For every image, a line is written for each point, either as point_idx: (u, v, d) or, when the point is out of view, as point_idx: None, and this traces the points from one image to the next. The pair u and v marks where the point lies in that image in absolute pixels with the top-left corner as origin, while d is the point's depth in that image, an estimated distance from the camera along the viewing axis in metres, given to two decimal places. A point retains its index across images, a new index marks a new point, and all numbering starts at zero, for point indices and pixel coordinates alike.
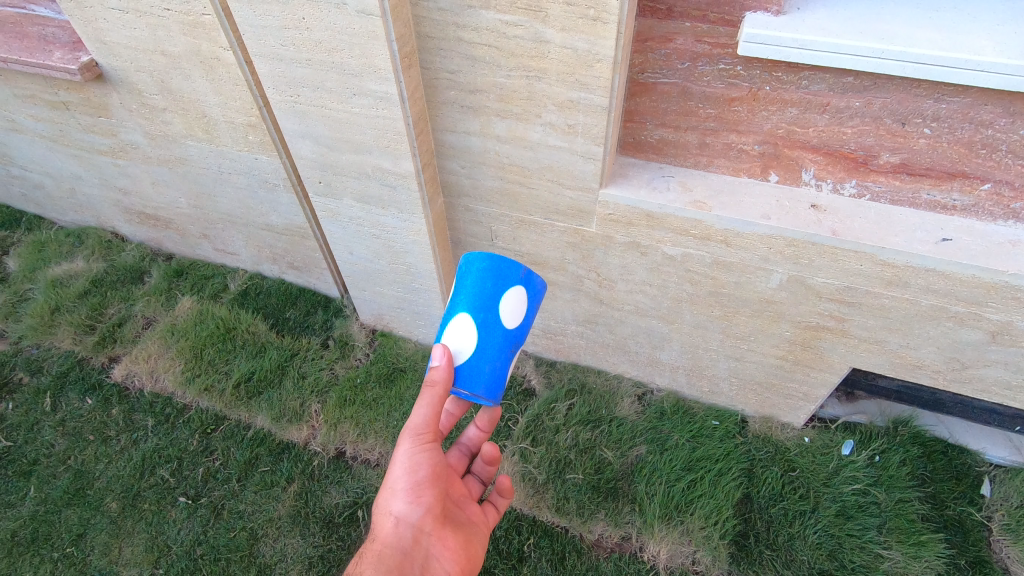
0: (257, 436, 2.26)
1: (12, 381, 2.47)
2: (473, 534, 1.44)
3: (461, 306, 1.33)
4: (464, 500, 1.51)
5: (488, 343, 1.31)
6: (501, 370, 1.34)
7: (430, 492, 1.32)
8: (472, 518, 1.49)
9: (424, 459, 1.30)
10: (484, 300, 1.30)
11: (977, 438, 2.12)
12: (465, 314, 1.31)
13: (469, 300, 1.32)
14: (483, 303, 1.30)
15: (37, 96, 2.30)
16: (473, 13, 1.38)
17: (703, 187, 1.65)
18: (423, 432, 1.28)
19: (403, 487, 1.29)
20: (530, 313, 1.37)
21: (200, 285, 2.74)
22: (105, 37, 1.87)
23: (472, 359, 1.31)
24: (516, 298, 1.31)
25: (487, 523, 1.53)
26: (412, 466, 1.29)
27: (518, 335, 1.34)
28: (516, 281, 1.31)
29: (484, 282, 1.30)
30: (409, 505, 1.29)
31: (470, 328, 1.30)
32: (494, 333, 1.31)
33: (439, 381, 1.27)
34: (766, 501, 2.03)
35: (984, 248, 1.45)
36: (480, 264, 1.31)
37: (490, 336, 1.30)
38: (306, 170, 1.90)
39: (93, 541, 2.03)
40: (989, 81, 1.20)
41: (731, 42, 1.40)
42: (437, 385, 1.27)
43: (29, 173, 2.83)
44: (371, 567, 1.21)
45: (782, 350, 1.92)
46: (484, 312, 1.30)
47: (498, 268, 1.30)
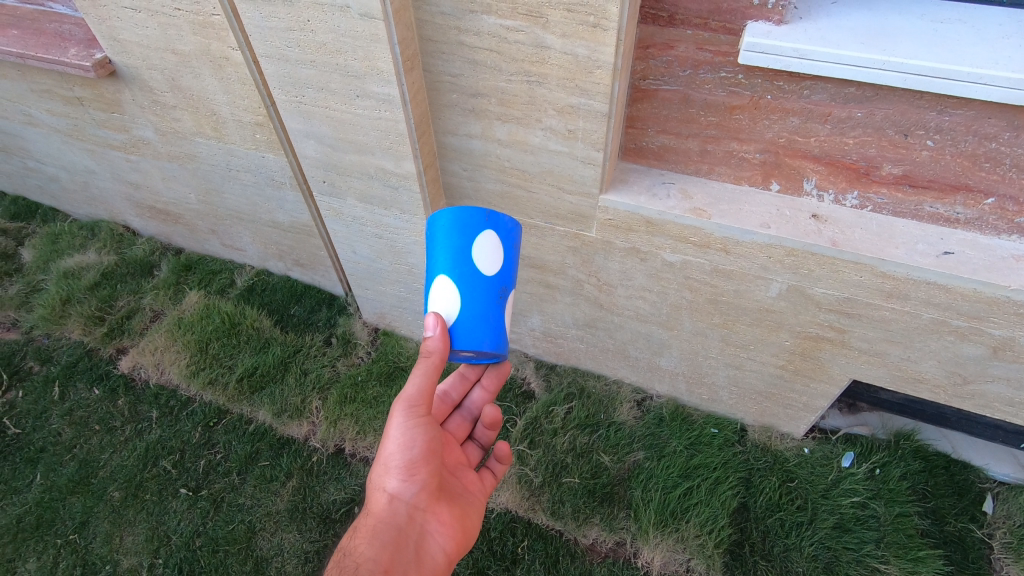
0: (258, 431, 2.29)
1: (23, 369, 2.53)
2: (467, 504, 1.46)
3: (438, 272, 1.31)
4: (459, 469, 1.53)
5: (475, 294, 1.29)
6: (495, 317, 1.31)
7: (425, 470, 1.32)
8: (467, 487, 1.52)
9: (419, 435, 1.30)
10: (456, 252, 1.28)
11: (981, 454, 2.09)
12: (445, 276, 1.29)
13: (445, 260, 1.30)
14: (455, 256, 1.29)
15: (53, 91, 2.36)
16: (475, 18, 1.39)
17: (703, 195, 1.65)
18: (417, 404, 1.28)
19: (397, 464, 1.29)
20: (510, 255, 1.34)
21: (208, 279, 2.78)
22: (118, 35, 1.91)
23: (465, 316, 1.28)
24: (486, 241, 1.29)
25: (483, 490, 1.57)
26: (406, 443, 1.29)
27: (501, 278, 1.32)
28: (484, 225, 1.29)
29: (452, 237, 1.28)
30: (403, 483, 1.30)
31: (452, 287, 1.29)
32: (477, 282, 1.29)
33: (435, 350, 1.24)
34: (763, 512, 2.02)
35: (987, 262, 1.44)
36: (446, 222, 1.29)
37: (474, 287, 1.29)
38: (311, 169, 1.92)
39: (96, 529, 2.07)
40: (991, 94, 1.19)
41: (732, 50, 1.40)
42: (432, 355, 1.23)
43: (45, 167, 2.89)
44: (366, 544, 1.23)
45: (781, 359, 1.91)
46: (460, 266, 1.28)
47: (462, 219, 1.28)
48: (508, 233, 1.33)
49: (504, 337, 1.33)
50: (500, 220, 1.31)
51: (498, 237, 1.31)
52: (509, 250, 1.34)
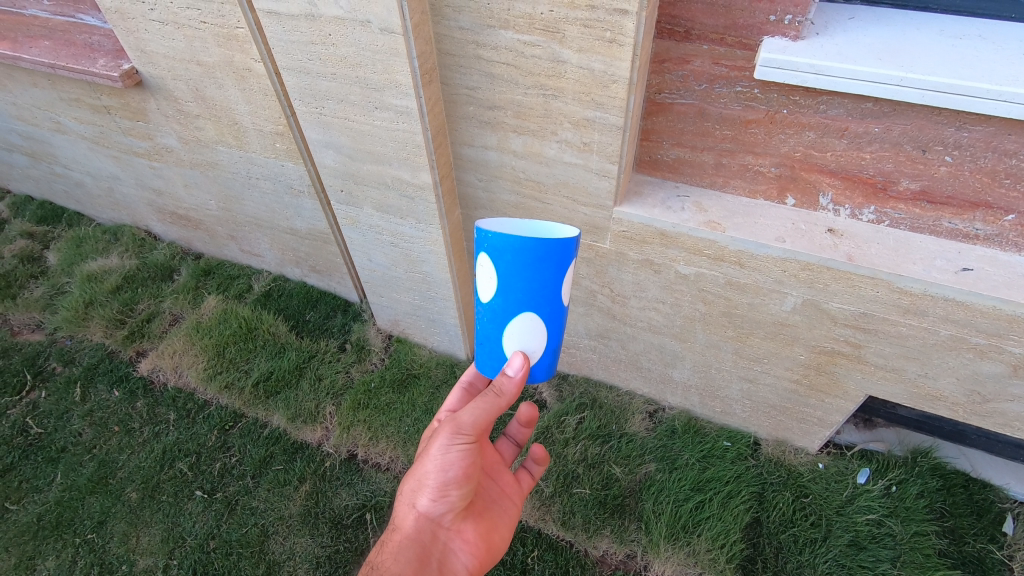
0: (272, 434, 2.32)
1: (46, 370, 2.59)
2: (500, 514, 1.46)
3: (518, 305, 1.19)
4: (497, 470, 1.52)
5: (559, 328, 1.25)
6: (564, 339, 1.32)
7: (457, 492, 1.29)
8: (504, 491, 1.51)
9: (457, 460, 1.25)
10: (547, 291, 1.17)
11: (1000, 473, 2.05)
12: (530, 314, 1.20)
13: (532, 296, 1.18)
14: (547, 294, 1.18)
15: (81, 100, 2.42)
16: (493, 33, 1.41)
17: (718, 208, 1.65)
18: (466, 431, 1.23)
19: (431, 486, 1.27)
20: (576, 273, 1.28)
21: (226, 284, 2.83)
22: (145, 47, 1.96)
23: (547, 351, 1.26)
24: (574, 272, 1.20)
25: (521, 492, 1.57)
26: (442, 469, 1.25)
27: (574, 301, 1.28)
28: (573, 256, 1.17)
29: (543, 274, 1.15)
30: (434, 503, 1.29)
31: (540, 325, 1.21)
32: (562, 317, 1.24)
33: (510, 391, 1.21)
34: (775, 527, 1.99)
35: (1007, 279, 1.42)
36: (533, 251, 1.12)
37: (558, 321, 1.24)
38: (329, 178, 1.96)
39: (113, 529, 2.10)
40: (1013, 110, 1.18)
41: (748, 65, 1.40)
42: (503, 400, 1.21)
43: (71, 172, 2.97)
44: (391, 559, 1.26)
45: (796, 373, 1.89)
46: (551, 306, 1.20)
47: (554, 253, 1.12)
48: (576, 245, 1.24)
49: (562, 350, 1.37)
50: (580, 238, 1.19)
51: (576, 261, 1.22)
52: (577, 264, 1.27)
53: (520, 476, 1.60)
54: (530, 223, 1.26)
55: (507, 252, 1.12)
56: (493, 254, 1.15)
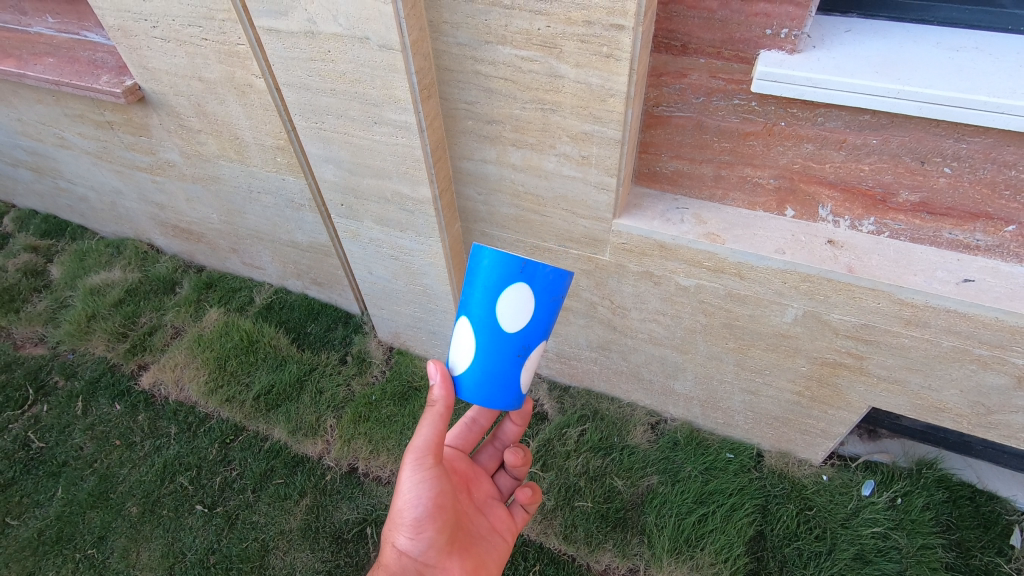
0: (273, 448, 2.31)
1: (48, 384, 2.59)
2: (487, 550, 1.45)
3: (463, 308, 1.25)
4: (488, 505, 1.53)
5: (492, 350, 1.21)
6: (508, 376, 1.24)
7: (433, 526, 1.28)
8: (493, 526, 1.51)
9: (425, 490, 1.25)
10: (482, 300, 1.19)
11: (1007, 485, 2.03)
12: (465, 320, 1.23)
13: (470, 302, 1.22)
14: (481, 305, 1.19)
15: (85, 115, 2.45)
16: (491, 49, 1.42)
17: (718, 220, 1.65)
18: (424, 456, 1.22)
19: (405, 522, 1.25)
20: (542, 310, 1.19)
21: (228, 297, 2.84)
22: (148, 64, 1.98)
23: (475, 371, 1.23)
24: (517, 296, 1.16)
25: (512, 528, 1.56)
26: (413, 500, 1.25)
27: (526, 336, 1.20)
28: (516, 276, 1.15)
29: (482, 283, 1.18)
30: (413, 540, 1.27)
31: (470, 334, 1.22)
32: (497, 340, 1.20)
33: (439, 399, 1.20)
34: (780, 540, 1.97)
35: (1009, 290, 1.41)
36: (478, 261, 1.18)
37: (491, 341, 1.20)
38: (329, 193, 1.97)
39: (113, 544, 2.09)
40: (1011, 122, 1.18)
41: (745, 79, 1.41)
42: (437, 406, 1.20)
43: (75, 187, 2.99)
44: None
45: (798, 385, 1.88)
46: (481, 317, 1.20)
47: (493, 264, 1.16)
48: (547, 285, 1.17)
49: (517, 396, 1.27)
50: (540, 270, 1.15)
51: (532, 291, 1.16)
52: (545, 305, 1.19)
53: (514, 510, 1.59)
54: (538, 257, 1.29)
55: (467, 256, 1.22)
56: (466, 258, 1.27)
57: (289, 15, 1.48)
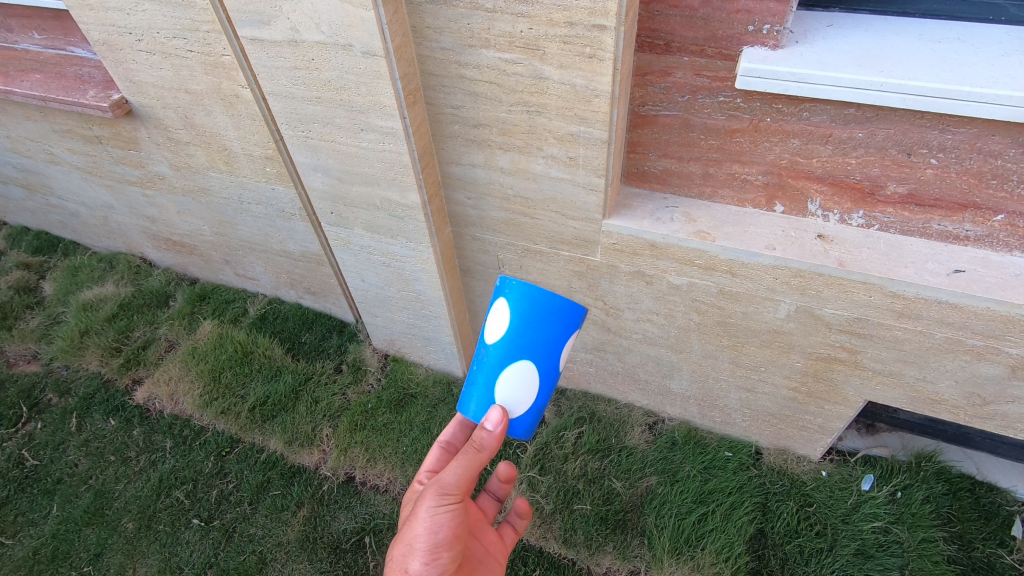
0: (270, 459, 2.30)
1: (42, 401, 2.58)
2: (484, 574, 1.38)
3: (518, 352, 1.30)
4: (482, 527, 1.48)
5: (550, 386, 1.37)
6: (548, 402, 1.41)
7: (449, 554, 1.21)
8: (488, 550, 1.45)
9: (446, 519, 1.21)
10: (544, 344, 1.30)
11: (1007, 475, 2.02)
12: (527, 359, 1.30)
13: (530, 344, 1.29)
14: (549, 347, 1.31)
15: (73, 130, 2.44)
16: (474, 52, 1.42)
17: (707, 218, 1.65)
18: (451, 490, 1.22)
19: (421, 546, 1.18)
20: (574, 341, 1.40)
21: (221, 308, 2.83)
22: (135, 77, 1.98)
23: (532, 406, 1.35)
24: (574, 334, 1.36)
25: (504, 550, 1.51)
26: (433, 525, 1.20)
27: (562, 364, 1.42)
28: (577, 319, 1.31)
29: (546, 327, 1.28)
30: (427, 566, 1.18)
31: (532, 377, 1.31)
32: (553, 375, 1.36)
33: (486, 447, 1.24)
34: (780, 538, 1.96)
35: (1000, 280, 1.41)
36: (547, 307, 1.26)
37: (548, 378, 1.34)
38: (319, 201, 1.96)
39: (109, 561, 2.08)
40: (995, 112, 1.18)
41: (729, 76, 1.41)
42: (483, 452, 1.24)
43: (66, 203, 2.98)
44: None
45: (794, 381, 1.88)
46: (546, 357, 1.31)
47: (557, 310, 1.28)
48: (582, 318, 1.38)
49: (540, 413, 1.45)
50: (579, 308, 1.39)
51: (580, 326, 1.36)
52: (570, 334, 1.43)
53: (502, 532, 1.55)
54: None
55: (524, 300, 1.27)
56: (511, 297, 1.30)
57: (272, 25, 1.48)
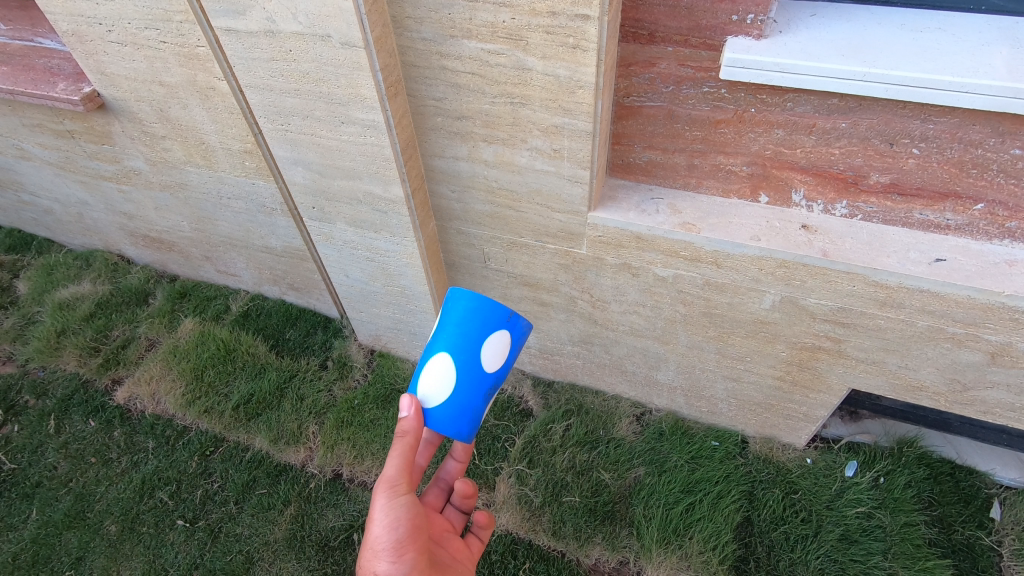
0: (255, 458, 2.27)
1: (18, 404, 2.52)
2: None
3: (441, 347, 1.34)
4: (446, 536, 1.45)
5: (467, 387, 1.31)
6: (478, 411, 1.35)
7: (413, 548, 1.22)
8: (453, 556, 1.43)
9: (403, 514, 1.22)
10: (466, 341, 1.30)
11: (986, 459, 2.06)
12: (445, 352, 1.32)
13: (451, 339, 1.32)
14: (465, 343, 1.30)
15: (44, 125, 2.37)
16: (456, 43, 1.40)
17: (693, 210, 1.64)
18: (399, 483, 1.22)
19: (384, 545, 1.19)
20: (512, 356, 1.36)
21: (203, 306, 2.78)
22: (106, 69, 1.92)
23: (451, 404, 1.31)
24: (498, 341, 1.31)
25: (471, 558, 1.49)
26: (392, 522, 1.20)
27: (497, 376, 1.34)
28: (502, 323, 1.31)
29: (468, 324, 1.30)
30: (394, 564, 1.18)
31: (450, 371, 1.31)
32: (475, 378, 1.31)
33: (409, 431, 1.27)
34: (766, 525, 1.99)
35: (980, 269, 1.42)
36: (469, 306, 1.31)
37: (469, 377, 1.31)
38: (300, 196, 1.93)
39: (92, 564, 2.04)
40: (976, 102, 1.19)
41: (714, 66, 1.40)
42: (408, 435, 1.26)
43: (39, 199, 2.90)
44: None
45: (779, 370, 1.89)
46: (466, 355, 1.30)
47: (480, 309, 1.30)
48: (520, 334, 1.36)
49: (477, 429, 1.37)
50: (519, 323, 1.34)
51: (512, 338, 1.33)
52: (515, 353, 1.37)
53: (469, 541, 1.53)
54: None
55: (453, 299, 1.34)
56: (447, 303, 1.37)
57: (247, 15, 1.44)
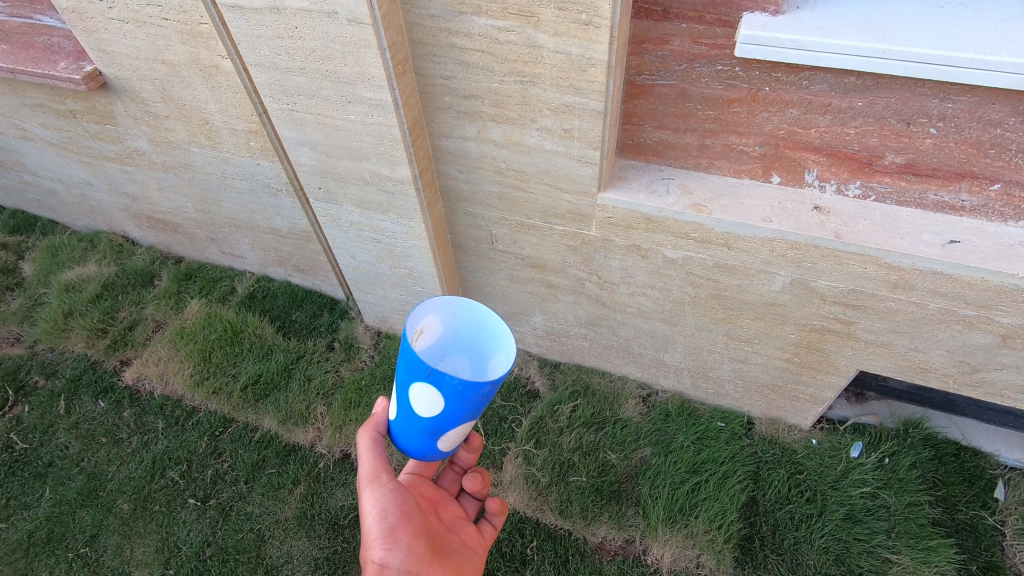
0: (264, 438, 2.29)
1: (28, 384, 2.54)
2: (464, 560, 1.38)
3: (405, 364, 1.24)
4: (457, 523, 1.49)
5: (406, 425, 1.20)
6: (428, 447, 1.22)
7: (407, 532, 1.24)
8: (464, 542, 1.45)
9: (391, 502, 1.24)
10: (400, 379, 1.15)
11: (991, 440, 2.07)
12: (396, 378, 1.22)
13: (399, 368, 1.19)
14: (399, 381, 1.16)
15: (45, 104, 2.34)
16: (465, 20, 1.37)
17: (703, 190, 1.63)
18: (382, 473, 1.24)
19: (376, 534, 1.22)
20: (449, 410, 1.10)
21: (209, 287, 2.78)
22: (107, 47, 1.89)
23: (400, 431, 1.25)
24: (421, 392, 1.10)
25: (484, 544, 1.51)
26: (381, 511, 1.23)
27: (434, 425, 1.14)
28: (424, 377, 1.07)
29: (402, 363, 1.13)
30: (390, 549, 1.21)
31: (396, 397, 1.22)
32: (410, 418, 1.17)
33: (373, 423, 1.29)
34: (771, 505, 2.01)
35: (995, 250, 1.41)
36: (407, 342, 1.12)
37: (408, 415, 1.18)
38: (306, 176, 1.91)
39: (106, 542, 2.08)
40: (998, 80, 1.16)
41: (728, 43, 1.37)
42: (370, 426, 1.28)
43: (42, 180, 2.89)
44: None
45: (787, 352, 1.89)
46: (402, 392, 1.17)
47: (409, 353, 1.09)
48: (456, 391, 1.06)
49: (438, 457, 1.26)
50: (446, 380, 1.04)
51: (441, 394, 1.07)
52: (456, 407, 1.09)
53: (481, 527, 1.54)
54: (496, 333, 1.15)
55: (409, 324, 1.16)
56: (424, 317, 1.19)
57: None
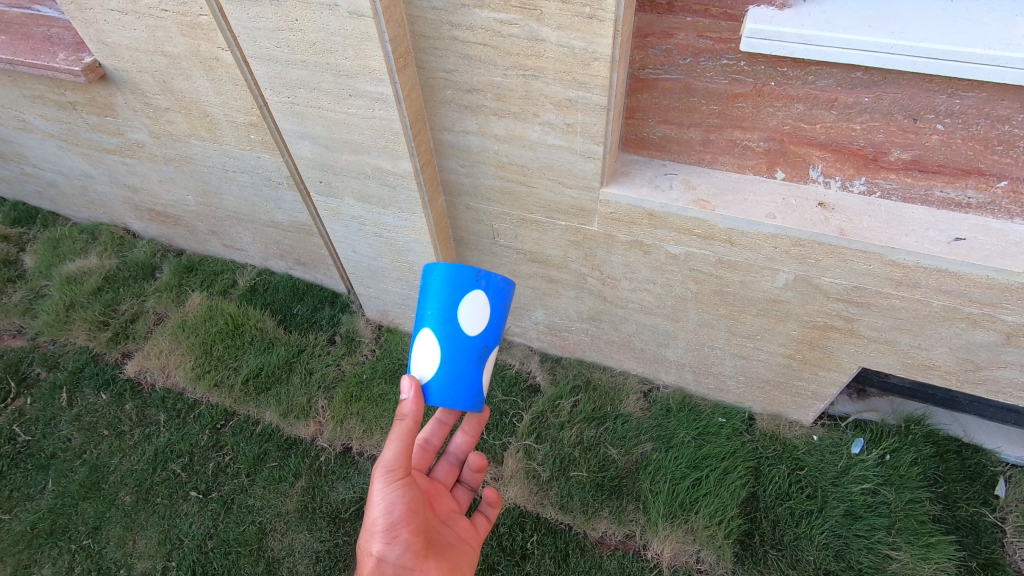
0: (265, 431, 2.29)
1: (30, 376, 2.54)
2: (459, 556, 1.39)
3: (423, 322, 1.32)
4: (452, 516, 1.49)
5: (454, 358, 1.28)
6: (473, 379, 1.30)
7: (408, 529, 1.24)
8: (460, 535, 1.46)
9: (399, 497, 1.23)
10: (443, 312, 1.28)
11: (993, 437, 2.07)
12: (427, 327, 1.30)
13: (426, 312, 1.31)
14: (440, 314, 1.28)
15: (45, 96, 2.33)
16: (467, 12, 1.35)
17: (707, 186, 1.61)
18: (395, 468, 1.22)
19: (379, 527, 1.21)
20: (495, 317, 1.31)
21: (210, 280, 2.77)
22: (107, 39, 1.87)
23: (445, 375, 1.29)
24: (473, 303, 1.27)
25: (478, 536, 1.53)
26: (387, 505, 1.22)
27: (485, 339, 1.30)
28: (472, 286, 1.27)
29: (443, 294, 1.28)
30: (389, 544, 1.21)
31: (434, 344, 1.29)
32: (460, 344, 1.28)
33: (409, 413, 1.21)
34: (771, 501, 2.01)
35: (1000, 248, 1.40)
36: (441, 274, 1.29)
37: (456, 345, 1.28)
38: (307, 170, 1.90)
39: (109, 534, 2.09)
40: (1006, 76, 1.14)
41: (734, 37, 1.35)
42: (407, 418, 1.20)
43: (42, 172, 2.88)
44: None
45: (789, 348, 1.88)
46: (444, 322, 1.28)
47: (450, 275, 1.28)
48: (500, 291, 1.30)
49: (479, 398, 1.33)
50: (495, 279, 1.29)
51: (489, 298, 1.29)
52: (500, 309, 1.32)
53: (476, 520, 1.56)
54: None
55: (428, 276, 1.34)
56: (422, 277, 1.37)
57: None
